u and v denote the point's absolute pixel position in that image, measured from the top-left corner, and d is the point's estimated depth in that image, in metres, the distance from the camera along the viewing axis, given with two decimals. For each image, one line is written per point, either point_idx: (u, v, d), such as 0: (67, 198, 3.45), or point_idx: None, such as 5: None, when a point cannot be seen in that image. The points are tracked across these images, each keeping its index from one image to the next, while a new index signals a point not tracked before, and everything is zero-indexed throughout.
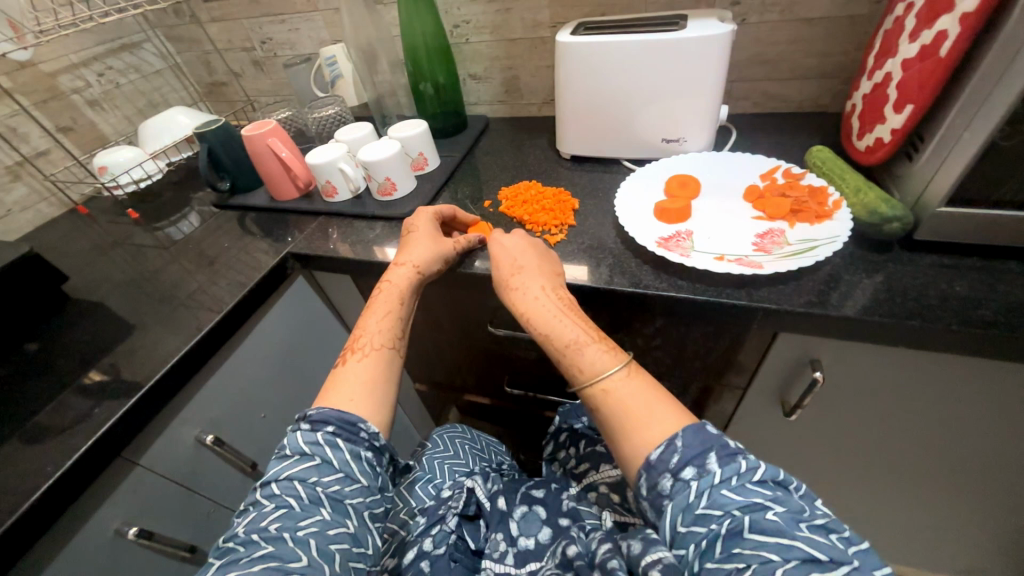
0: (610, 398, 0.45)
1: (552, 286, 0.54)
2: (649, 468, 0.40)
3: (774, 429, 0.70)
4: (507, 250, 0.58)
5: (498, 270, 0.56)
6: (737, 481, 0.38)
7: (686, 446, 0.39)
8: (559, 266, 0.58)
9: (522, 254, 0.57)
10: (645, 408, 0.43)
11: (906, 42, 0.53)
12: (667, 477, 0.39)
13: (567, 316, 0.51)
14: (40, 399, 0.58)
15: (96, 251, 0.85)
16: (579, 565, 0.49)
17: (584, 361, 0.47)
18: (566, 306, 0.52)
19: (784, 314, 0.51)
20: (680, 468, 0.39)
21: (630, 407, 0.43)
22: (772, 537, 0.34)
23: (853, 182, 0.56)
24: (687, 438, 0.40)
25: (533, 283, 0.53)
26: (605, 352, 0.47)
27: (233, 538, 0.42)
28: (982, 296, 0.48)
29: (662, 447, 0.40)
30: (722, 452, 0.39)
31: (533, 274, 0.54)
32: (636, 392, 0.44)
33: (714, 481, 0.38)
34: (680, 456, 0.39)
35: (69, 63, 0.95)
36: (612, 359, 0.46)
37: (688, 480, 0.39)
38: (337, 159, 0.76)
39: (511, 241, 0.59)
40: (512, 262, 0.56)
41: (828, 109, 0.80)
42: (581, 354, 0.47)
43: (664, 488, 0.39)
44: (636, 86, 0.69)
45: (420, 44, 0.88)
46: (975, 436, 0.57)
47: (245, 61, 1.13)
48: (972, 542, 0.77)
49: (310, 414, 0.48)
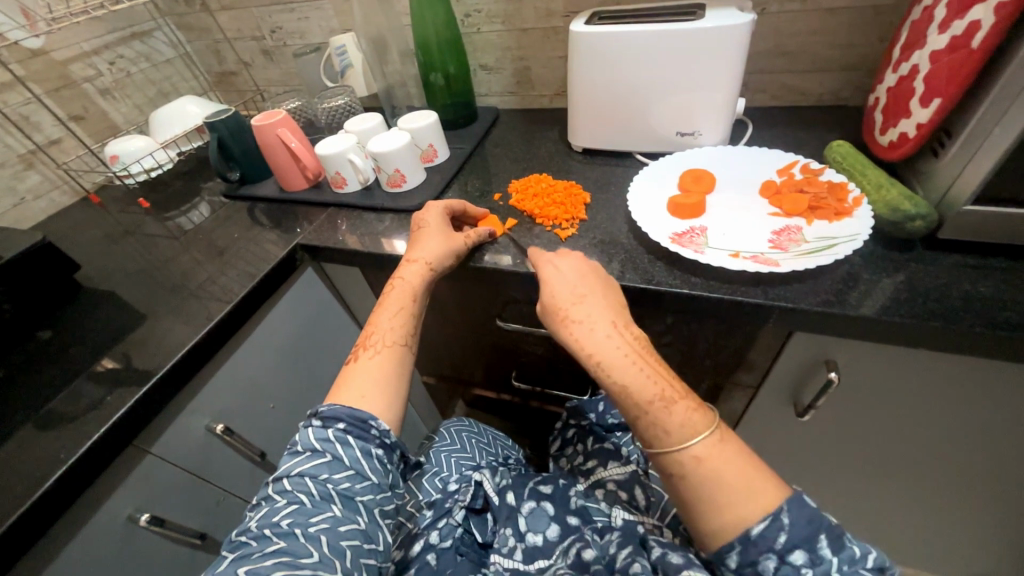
0: (701, 466, 0.41)
1: (623, 326, 0.48)
2: (747, 543, 0.38)
3: (784, 428, 0.69)
4: (567, 281, 0.51)
5: (557, 304, 0.50)
6: (849, 568, 0.37)
7: (792, 525, 0.38)
8: (621, 297, 0.52)
9: (584, 284, 0.51)
10: (743, 480, 0.40)
11: (935, 33, 0.51)
12: (771, 556, 0.37)
13: (645, 365, 0.46)
14: (54, 386, 0.59)
15: (107, 240, 0.86)
16: (597, 569, 0.50)
17: (671, 423, 0.43)
18: (641, 352, 0.47)
19: (800, 313, 0.50)
20: (788, 550, 0.37)
21: (725, 477, 0.40)
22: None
23: (875, 178, 0.55)
24: (793, 515, 0.38)
25: (604, 323, 0.48)
26: (691, 412, 0.43)
27: (246, 532, 0.42)
28: (1007, 297, 0.47)
29: (765, 522, 0.38)
30: (832, 536, 0.38)
31: (602, 311, 0.49)
32: (729, 459, 0.41)
33: (828, 568, 0.37)
34: (787, 536, 0.37)
35: (81, 51, 0.95)
36: (700, 420, 0.43)
37: (797, 564, 0.37)
38: (346, 150, 0.76)
39: (569, 268, 0.53)
40: (576, 293, 0.50)
41: (848, 103, 0.78)
42: (668, 414, 0.43)
43: (765, 568, 0.38)
44: (651, 78, 0.67)
45: (430, 33, 0.87)
46: (993, 440, 0.56)
47: (255, 50, 1.12)
48: (983, 547, 0.75)
49: (321, 410, 0.48)
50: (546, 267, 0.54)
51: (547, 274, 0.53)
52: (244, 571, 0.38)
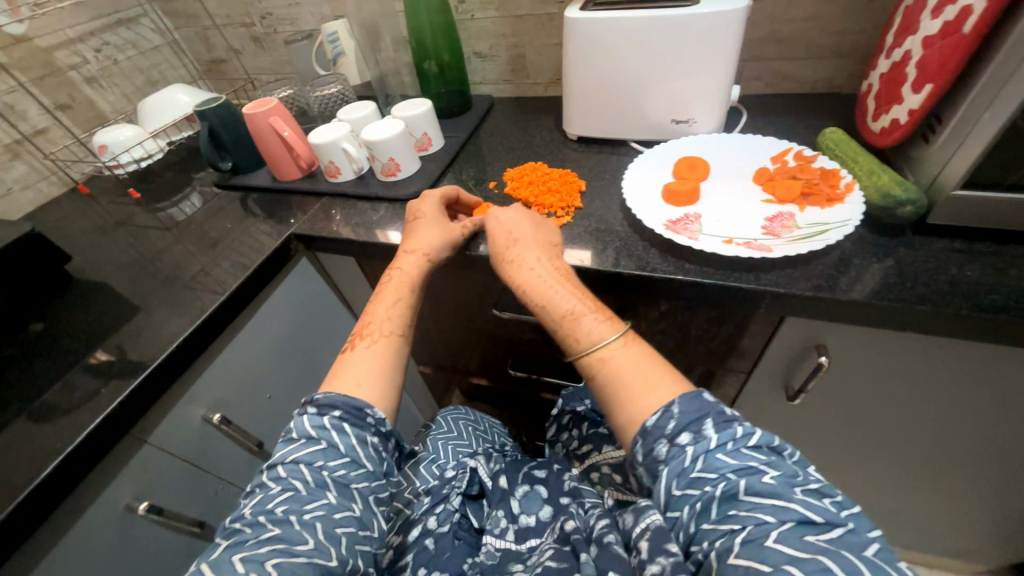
0: (606, 366, 0.45)
1: (550, 259, 0.54)
2: (644, 435, 0.40)
3: (775, 413, 0.70)
4: (503, 226, 0.58)
5: (494, 245, 0.57)
6: (732, 446, 0.37)
7: (682, 413, 0.39)
8: (556, 239, 0.58)
9: (518, 227, 0.58)
10: (642, 376, 0.43)
11: (929, 18, 0.51)
12: (663, 443, 0.39)
13: (564, 286, 0.51)
14: (48, 377, 0.59)
15: (98, 231, 0.85)
16: (575, 539, 0.51)
17: (581, 331, 0.47)
18: (561, 277, 0.52)
19: (792, 298, 0.51)
20: (676, 434, 0.39)
21: (625, 373, 0.44)
22: (766, 498, 0.34)
23: (867, 165, 0.55)
24: (683, 405, 0.40)
25: (529, 255, 0.54)
26: (603, 322, 0.47)
27: (240, 519, 0.43)
28: (993, 281, 0.48)
29: (657, 414, 0.40)
30: (718, 419, 0.39)
31: (529, 247, 0.55)
32: (631, 359, 0.44)
33: (710, 447, 0.38)
34: (676, 423, 0.39)
35: (65, 38, 0.93)
36: (609, 328, 0.47)
37: (684, 445, 0.38)
38: (340, 138, 0.76)
39: (508, 216, 0.59)
40: (509, 236, 0.57)
41: (841, 91, 0.78)
42: (577, 324, 0.48)
43: (659, 454, 0.39)
44: (646, 65, 0.67)
45: (424, 20, 0.86)
46: (978, 421, 0.58)
47: (245, 37, 1.10)
48: (966, 525, 0.78)
49: (317, 398, 0.48)
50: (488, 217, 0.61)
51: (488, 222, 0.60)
52: (238, 559, 0.39)
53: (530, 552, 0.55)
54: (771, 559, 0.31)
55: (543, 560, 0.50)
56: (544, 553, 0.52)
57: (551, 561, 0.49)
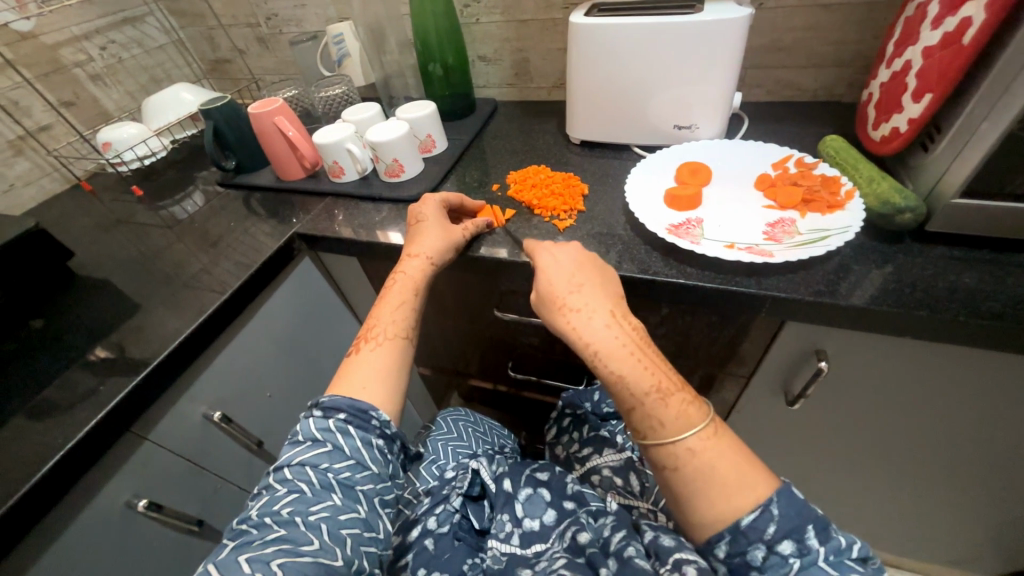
0: (695, 458, 0.42)
1: (621, 316, 0.49)
2: (737, 534, 0.39)
3: (774, 418, 0.71)
4: (566, 272, 0.52)
5: (556, 291, 0.50)
6: (834, 557, 0.37)
7: (783, 516, 0.38)
8: (620, 288, 0.52)
9: (580, 273, 0.51)
10: (736, 474, 0.41)
11: (929, 29, 0.52)
12: (760, 547, 0.38)
13: (642, 355, 0.46)
14: (49, 374, 0.59)
15: (101, 228, 0.85)
16: (590, 552, 0.50)
17: (666, 415, 0.43)
18: (639, 342, 0.47)
19: (792, 303, 0.51)
20: (777, 541, 0.38)
21: (718, 469, 0.41)
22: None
23: (866, 172, 0.56)
24: (784, 507, 0.38)
25: (601, 312, 0.48)
26: (687, 404, 0.44)
27: (247, 520, 0.43)
28: (990, 289, 0.48)
29: (755, 514, 0.39)
30: (820, 527, 0.38)
31: (600, 299, 0.49)
32: (723, 452, 0.42)
33: (814, 559, 0.37)
34: (776, 527, 0.38)
35: (71, 35, 0.93)
36: (696, 413, 0.43)
37: (785, 554, 0.38)
38: (344, 139, 0.76)
39: (565, 258, 0.53)
40: (573, 284, 0.50)
41: (842, 100, 0.79)
42: (662, 405, 0.44)
43: (754, 559, 0.38)
44: (649, 71, 0.68)
45: (429, 23, 0.86)
46: (975, 427, 0.58)
47: (250, 37, 1.11)
48: (962, 532, 0.78)
49: (322, 401, 0.49)
50: (542, 256, 0.54)
51: (544, 262, 0.53)
52: (245, 559, 0.39)
53: (538, 556, 0.55)
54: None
55: (556, 567, 0.50)
56: (556, 561, 0.51)
57: (567, 570, 0.49)
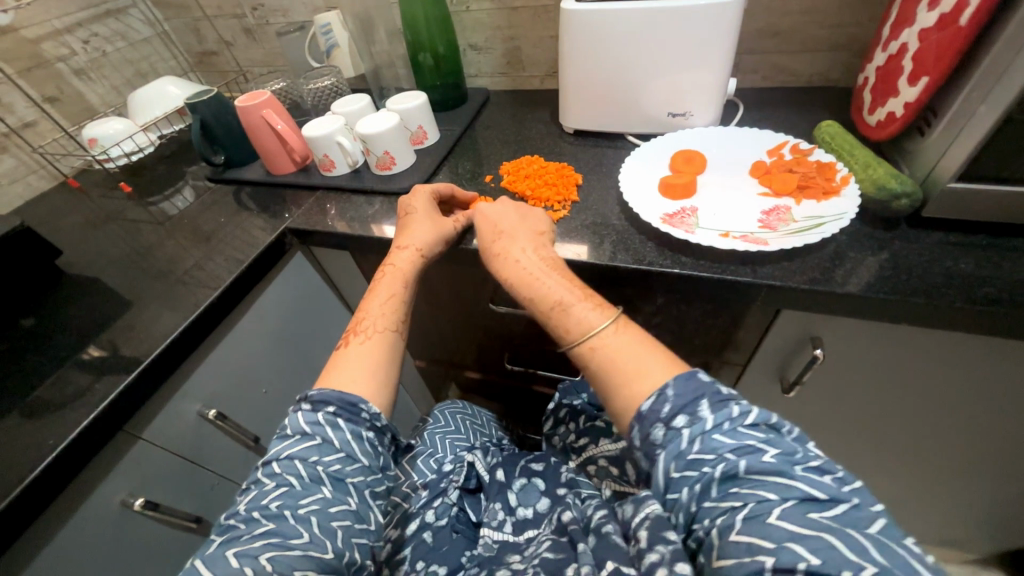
0: (598, 354, 0.44)
1: (539, 250, 0.54)
2: (640, 419, 0.40)
3: (770, 405, 0.71)
4: (490, 220, 0.59)
5: (481, 238, 0.58)
6: (729, 426, 0.37)
7: (677, 395, 0.39)
8: (546, 230, 0.58)
9: (504, 220, 0.58)
10: (635, 362, 0.42)
11: (925, 11, 0.52)
12: (659, 426, 0.39)
13: (552, 279, 0.51)
14: (41, 373, 0.58)
15: (89, 226, 0.84)
16: (574, 529, 0.50)
17: (572, 321, 0.47)
18: (550, 267, 0.52)
19: (788, 290, 0.51)
20: (672, 417, 0.38)
21: (617, 359, 0.43)
22: (767, 476, 0.34)
23: (863, 158, 0.55)
24: (677, 387, 0.39)
25: (517, 247, 0.54)
26: (594, 310, 0.47)
27: (235, 515, 0.42)
28: (987, 274, 0.48)
29: (652, 398, 0.40)
30: (713, 399, 0.38)
31: (517, 239, 0.55)
32: (623, 345, 0.44)
33: (706, 427, 0.37)
34: (671, 405, 0.39)
35: (53, 29, 0.91)
36: (600, 316, 0.46)
37: (680, 428, 0.38)
38: (334, 131, 0.75)
39: (495, 210, 0.60)
40: (497, 229, 0.57)
41: (837, 84, 0.78)
42: (568, 314, 0.48)
43: (656, 438, 0.39)
44: (642, 58, 0.67)
45: (419, 11, 0.84)
46: (970, 411, 0.58)
47: (236, 28, 1.09)
48: (956, 513, 0.79)
49: (311, 394, 0.48)
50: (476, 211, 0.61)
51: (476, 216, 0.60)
52: (233, 554, 0.39)
53: (528, 543, 0.55)
54: (774, 535, 0.31)
55: (541, 552, 0.50)
56: (541, 546, 0.52)
57: (549, 552, 0.49)
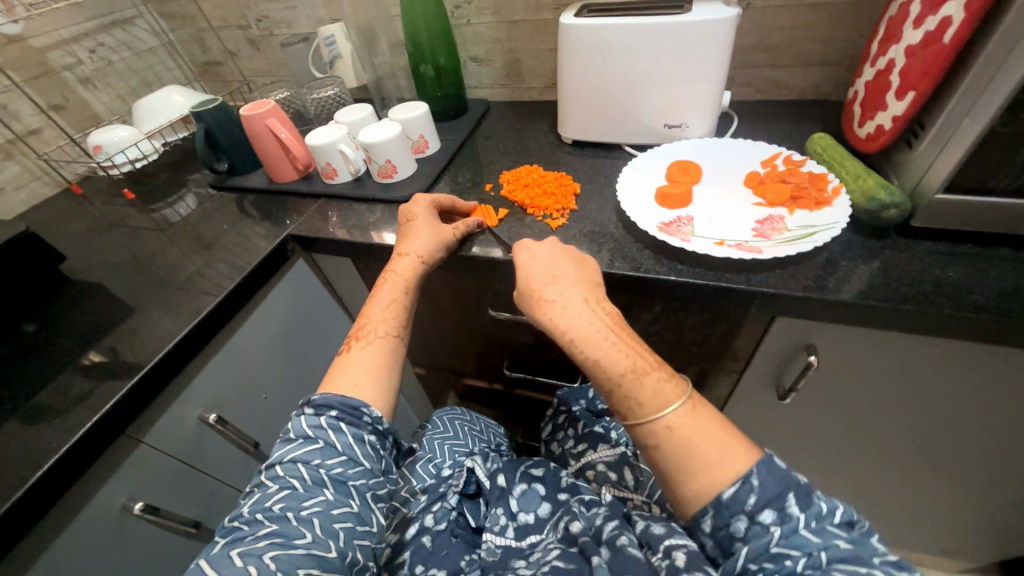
0: (674, 433, 0.43)
1: (596, 306, 0.51)
2: (720, 507, 0.40)
3: (767, 412, 0.72)
4: (539, 263, 0.55)
5: (530, 280, 0.53)
6: (817, 524, 0.38)
7: (761, 486, 0.39)
8: (597, 278, 0.55)
9: (555, 263, 0.54)
10: (714, 446, 0.42)
11: (911, 28, 0.54)
12: (742, 518, 0.39)
13: (619, 340, 0.48)
14: (43, 377, 0.58)
15: (92, 232, 0.85)
16: (585, 541, 0.50)
17: (644, 395, 0.45)
18: (615, 326, 0.49)
19: (782, 298, 0.52)
20: (757, 510, 0.39)
21: (694, 443, 0.42)
22: (852, 567, 0.35)
23: (852, 169, 0.57)
24: (762, 476, 0.39)
25: (577, 303, 0.50)
26: (664, 383, 0.46)
27: (238, 518, 0.43)
28: (975, 282, 0.49)
29: (735, 486, 0.39)
30: (799, 494, 0.39)
31: (574, 287, 0.52)
32: (700, 426, 0.43)
33: (795, 526, 0.38)
34: (756, 497, 0.39)
35: (60, 39, 0.93)
36: (673, 392, 0.45)
37: (766, 523, 0.38)
38: (337, 140, 0.76)
39: (543, 254, 0.55)
40: (549, 277, 0.53)
41: (829, 98, 0.80)
42: (640, 385, 0.45)
43: (738, 530, 0.39)
44: (639, 72, 0.68)
45: (421, 25, 0.87)
46: (962, 418, 0.59)
47: (240, 39, 1.10)
48: (953, 521, 0.79)
49: (314, 399, 0.49)
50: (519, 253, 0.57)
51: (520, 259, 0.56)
52: (237, 554, 0.39)
53: (532, 549, 0.55)
54: None
55: (550, 560, 0.50)
56: (549, 552, 0.52)
57: (558, 561, 0.49)
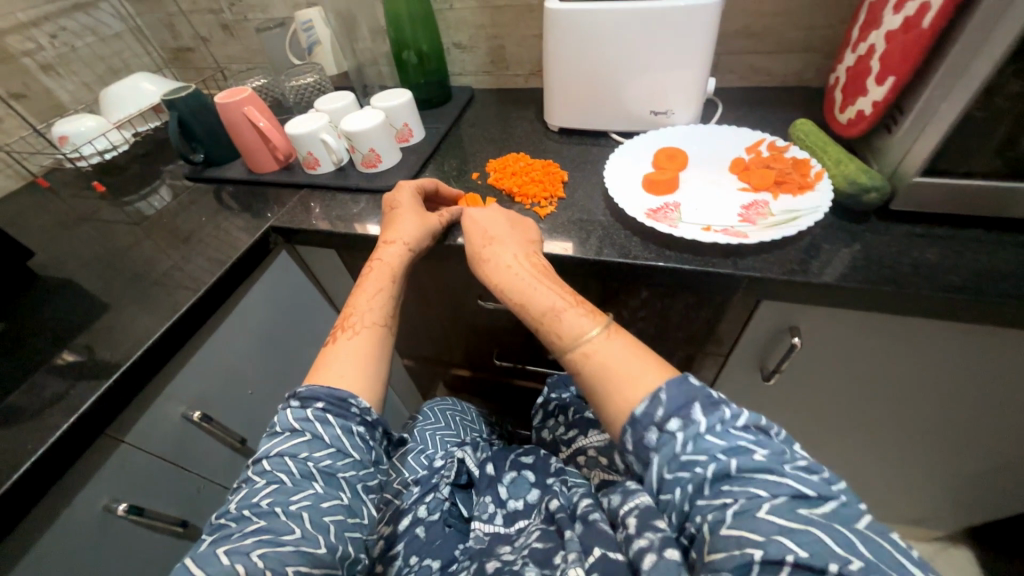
0: (590, 360, 0.45)
1: (527, 257, 0.54)
2: (634, 424, 0.40)
3: (751, 394, 0.73)
4: (479, 225, 0.59)
5: (471, 242, 0.57)
6: (721, 428, 0.38)
7: (670, 399, 0.40)
8: (535, 236, 0.58)
9: (494, 226, 0.58)
10: (627, 368, 0.43)
11: (891, 14, 0.54)
12: (653, 430, 0.39)
13: (544, 283, 0.51)
14: (15, 378, 0.56)
15: (61, 227, 0.81)
16: (562, 517, 0.51)
17: (563, 327, 0.47)
18: (541, 274, 0.52)
19: (767, 282, 0.53)
20: (665, 420, 0.39)
21: (610, 366, 0.44)
22: (761, 475, 0.35)
23: (834, 154, 0.58)
24: (669, 391, 0.40)
25: (507, 253, 0.54)
26: (585, 317, 0.47)
27: (225, 514, 0.42)
28: (950, 263, 0.51)
29: (645, 402, 0.40)
30: (706, 402, 0.39)
31: (506, 244, 0.55)
32: (614, 351, 0.44)
33: (699, 430, 0.38)
34: (664, 409, 0.39)
35: (18, 23, 0.88)
36: (591, 322, 0.47)
37: (673, 431, 0.39)
38: (319, 129, 0.74)
39: (483, 216, 0.59)
40: (486, 235, 0.57)
41: (811, 85, 0.81)
42: (560, 319, 0.48)
43: (649, 441, 0.40)
44: (626, 58, 0.68)
45: (403, 9, 0.84)
46: (935, 394, 0.62)
47: (213, 24, 1.06)
48: (924, 493, 0.83)
49: (300, 392, 0.48)
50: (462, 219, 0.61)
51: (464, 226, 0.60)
52: (224, 552, 0.38)
53: (519, 534, 0.56)
54: (763, 530, 0.32)
55: (530, 542, 0.51)
56: (531, 535, 0.53)
57: (538, 542, 0.50)
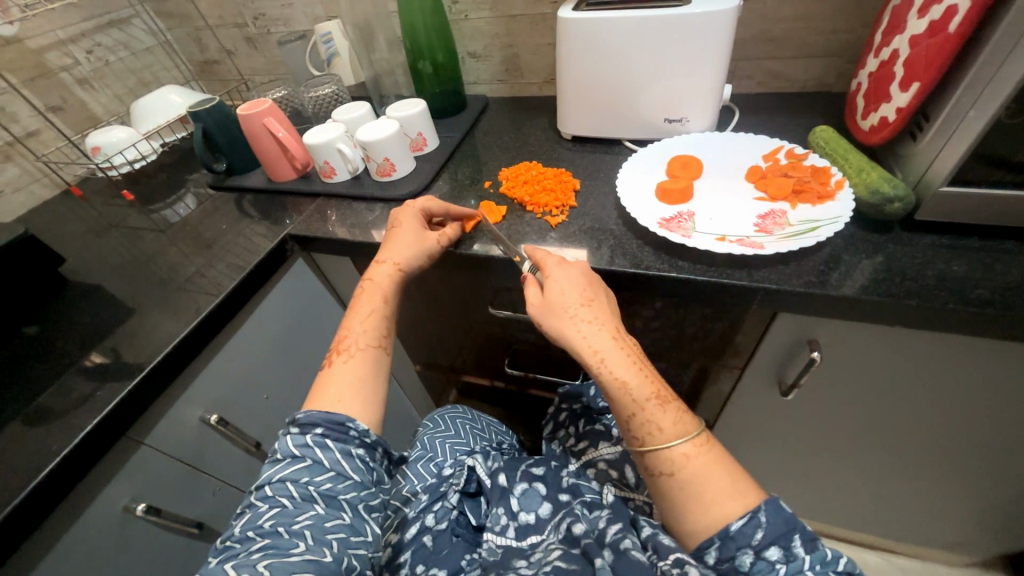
0: (689, 464, 0.43)
1: (621, 330, 0.50)
2: (726, 539, 0.40)
3: (769, 408, 0.71)
4: (572, 279, 0.51)
5: (563, 298, 0.50)
6: (821, 568, 0.38)
7: (770, 524, 0.40)
8: (614, 302, 0.54)
9: (588, 286, 0.51)
10: (730, 482, 0.42)
11: (915, 17, 0.52)
12: (748, 553, 0.39)
13: (641, 366, 0.47)
14: (44, 380, 0.58)
15: (92, 234, 0.85)
16: (587, 543, 0.49)
17: (665, 421, 0.45)
18: (637, 354, 0.48)
19: (785, 294, 0.52)
20: (765, 546, 0.39)
21: (713, 476, 0.43)
22: None
23: (856, 162, 0.56)
24: (771, 514, 0.40)
25: (605, 323, 0.49)
26: (682, 415, 0.46)
27: (231, 537, 0.43)
28: (979, 276, 0.48)
29: (744, 520, 0.40)
30: (806, 537, 0.39)
31: (603, 310, 0.50)
32: (713, 461, 0.43)
33: (800, 567, 0.38)
34: (764, 533, 0.39)
35: (57, 39, 0.92)
36: (690, 423, 0.45)
37: (772, 560, 0.39)
38: (335, 139, 0.75)
39: (574, 269, 0.53)
40: (582, 295, 0.50)
41: (832, 89, 0.79)
42: (661, 413, 0.45)
43: (743, 565, 0.39)
44: (639, 67, 0.68)
45: (418, 20, 0.86)
46: (966, 414, 0.59)
47: (238, 38, 1.10)
48: (957, 516, 0.79)
49: (298, 417, 0.49)
50: (546, 267, 0.53)
51: (551, 276, 0.52)
52: (231, 567, 0.39)
53: (532, 549, 0.55)
54: None
55: (552, 560, 0.49)
56: (551, 553, 0.51)
57: (561, 561, 0.48)
